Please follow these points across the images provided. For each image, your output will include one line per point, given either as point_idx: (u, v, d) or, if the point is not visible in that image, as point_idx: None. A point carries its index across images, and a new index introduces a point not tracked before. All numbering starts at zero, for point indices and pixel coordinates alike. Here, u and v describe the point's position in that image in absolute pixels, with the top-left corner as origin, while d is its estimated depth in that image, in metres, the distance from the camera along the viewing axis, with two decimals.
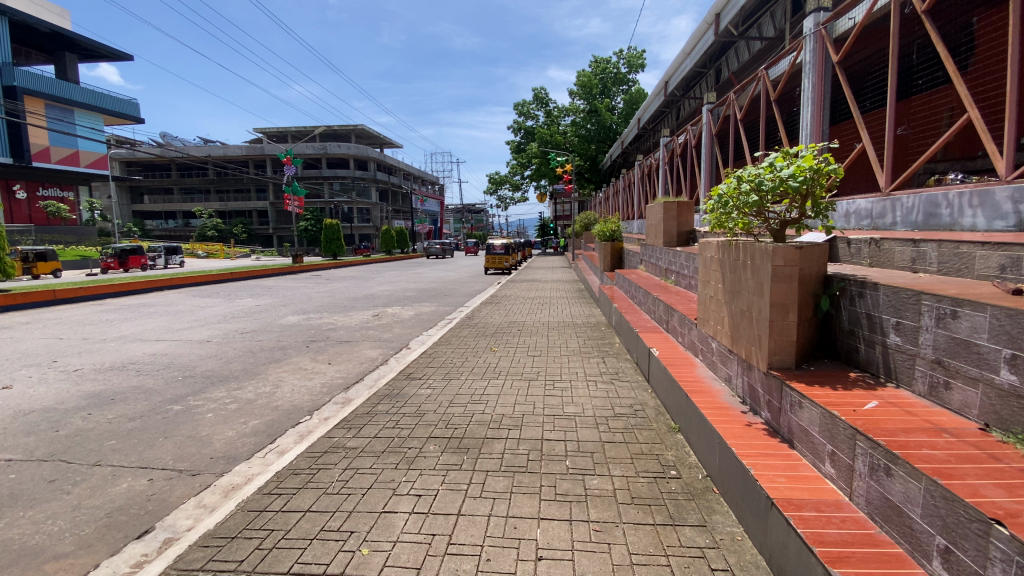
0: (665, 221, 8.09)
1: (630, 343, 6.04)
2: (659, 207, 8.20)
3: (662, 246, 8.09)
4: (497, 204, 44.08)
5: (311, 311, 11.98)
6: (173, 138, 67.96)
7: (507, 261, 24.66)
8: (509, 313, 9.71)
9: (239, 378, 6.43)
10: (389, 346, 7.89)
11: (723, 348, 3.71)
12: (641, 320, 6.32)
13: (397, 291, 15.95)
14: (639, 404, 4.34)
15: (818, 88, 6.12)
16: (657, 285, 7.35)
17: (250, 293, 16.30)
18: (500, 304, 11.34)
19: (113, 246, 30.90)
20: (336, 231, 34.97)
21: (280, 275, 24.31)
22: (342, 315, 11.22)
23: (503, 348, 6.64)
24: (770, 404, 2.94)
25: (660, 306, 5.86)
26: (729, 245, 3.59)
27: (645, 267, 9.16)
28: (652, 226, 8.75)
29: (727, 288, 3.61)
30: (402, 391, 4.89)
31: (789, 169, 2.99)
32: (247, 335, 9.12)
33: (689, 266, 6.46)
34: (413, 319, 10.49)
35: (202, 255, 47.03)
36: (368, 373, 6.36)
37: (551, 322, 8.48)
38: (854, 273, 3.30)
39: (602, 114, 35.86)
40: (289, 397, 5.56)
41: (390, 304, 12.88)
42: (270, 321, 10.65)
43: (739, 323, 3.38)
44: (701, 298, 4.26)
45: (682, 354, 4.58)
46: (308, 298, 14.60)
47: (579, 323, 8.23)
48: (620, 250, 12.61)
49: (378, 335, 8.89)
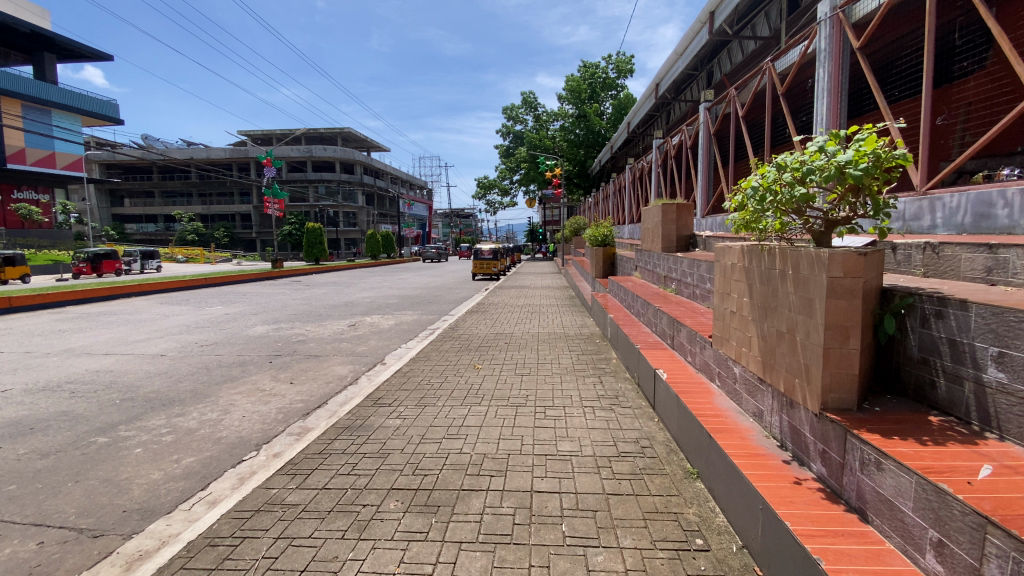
0: (662, 225, 7.42)
1: (629, 360, 5.37)
2: (657, 208, 7.55)
3: (660, 252, 7.46)
4: (485, 209, 43.46)
5: (284, 321, 11.14)
6: (153, 140, 66.34)
7: (494, 266, 23.91)
8: (495, 323, 9.00)
9: (185, 402, 5.60)
10: (361, 361, 7.12)
11: (751, 375, 3.05)
12: (641, 333, 5.65)
13: (378, 298, 15.12)
14: (646, 438, 3.65)
15: (835, 79, 5.56)
16: (656, 293, 6.71)
17: (221, 300, 15.36)
18: (486, 314, 10.60)
19: (86, 251, 29.60)
20: (319, 235, 33.95)
21: (260, 281, 23.35)
22: (315, 325, 10.40)
23: (487, 365, 5.91)
24: (827, 456, 2.28)
25: (664, 318, 5.20)
26: (758, 249, 2.93)
27: (641, 274, 8.53)
28: (649, 230, 8.13)
29: (756, 302, 2.95)
30: (367, 422, 4.16)
31: (848, 152, 2.32)
32: (206, 349, 8.26)
33: (693, 273, 5.81)
34: (391, 330, 9.73)
35: (182, 258, 45.61)
36: (334, 395, 5.59)
37: (540, 333, 7.77)
38: (916, 285, 2.69)
39: (592, 119, 35.52)
40: (237, 428, 4.76)
41: (369, 313, 12.09)
42: (236, 332, 9.80)
43: (775, 348, 2.71)
44: (717, 313, 3.60)
45: (693, 377, 3.91)
46: (282, 306, 13.74)
47: (571, 336, 7.55)
48: (612, 256, 11.99)
49: (352, 348, 8.10)
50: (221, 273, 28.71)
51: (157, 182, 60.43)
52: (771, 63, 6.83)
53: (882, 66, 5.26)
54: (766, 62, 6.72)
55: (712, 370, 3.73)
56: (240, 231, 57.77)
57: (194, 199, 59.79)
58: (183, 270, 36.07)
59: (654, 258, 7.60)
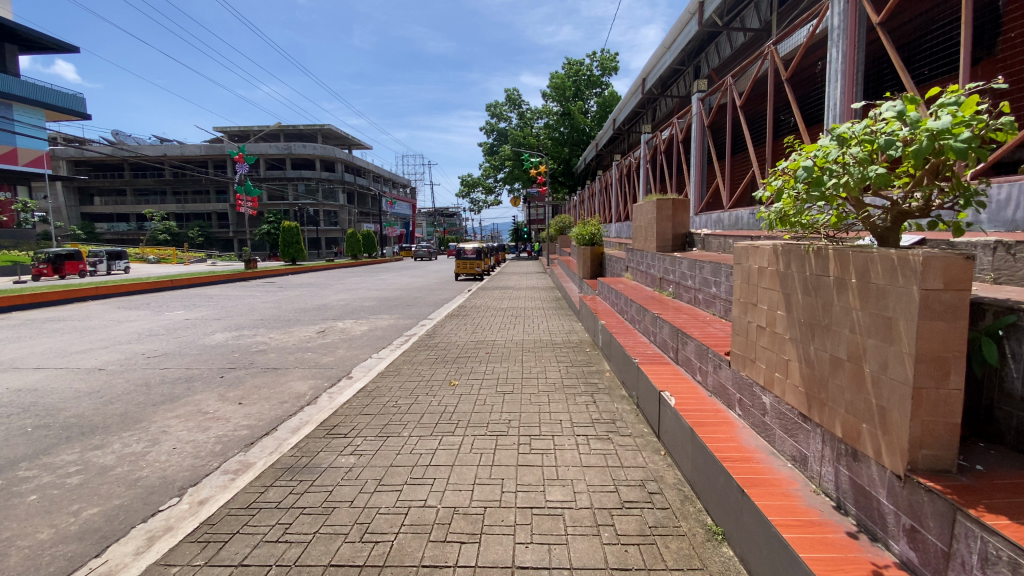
0: (657, 223, 6.81)
1: (625, 375, 4.72)
2: (651, 205, 6.92)
3: (654, 251, 6.83)
4: (469, 208, 42.71)
5: (247, 327, 10.25)
6: (124, 136, 64.09)
7: (478, 266, 23.16)
8: (476, 329, 8.29)
9: (109, 430, 4.78)
10: (325, 376, 6.34)
11: (789, 408, 2.43)
12: (639, 343, 5.02)
13: (353, 301, 14.29)
14: (653, 480, 3.00)
15: (851, 60, 4.96)
16: (651, 297, 6.09)
17: (184, 304, 14.33)
18: (467, 318, 9.87)
19: (47, 251, 28.04)
20: (296, 235, 32.75)
21: (230, 283, 22.24)
22: (281, 332, 9.56)
23: (465, 379, 5.20)
24: (918, 537, 1.63)
25: (665, 328, 4.57)
26: (800, 250, 2.30)
27: (632, 275, 7.92)
28: (641, 228, 7.51)
29: (798, 318, 2.32)
30: (315, 461, 3.44)
31: (943, 116, 1.66)
32: (151, 362, 7.38)
33: (695, 276, 5.19)
34: (363, 337, 8.96)
35: (153, 258, 43.80)
36: (287, 420, 4.82)
37: (525, 341, 7.08)
38: (1007, 297, 2.08)
39: (576, 116, 35.02)
40: (162, 466, 3.98)
41: (342, 317, 11.30)
42: (191, 340, 8.90)
43: (829, 380, 2.08)
44: (739, 328, 2.97)
45: (708, 402, 3.26)
46: (249, 310, 12.83)
47: (558, 343, 6.88)
48: (600, 256, 11.39)
49: (316, 359, 7.31)
50: (191, 274, 27.37)
51: (128, 180, 58.17)
52: (774, 45, 6.28)
53: (905, 44, 4.70)
54: (768, 44, 6.15)
55: (731, 394, 3.11)
56: (215, 230, 55.89)
57: (168, 197, 57.71)
58: (153, 271, 34.56)
59: (647, 258, 6.99)
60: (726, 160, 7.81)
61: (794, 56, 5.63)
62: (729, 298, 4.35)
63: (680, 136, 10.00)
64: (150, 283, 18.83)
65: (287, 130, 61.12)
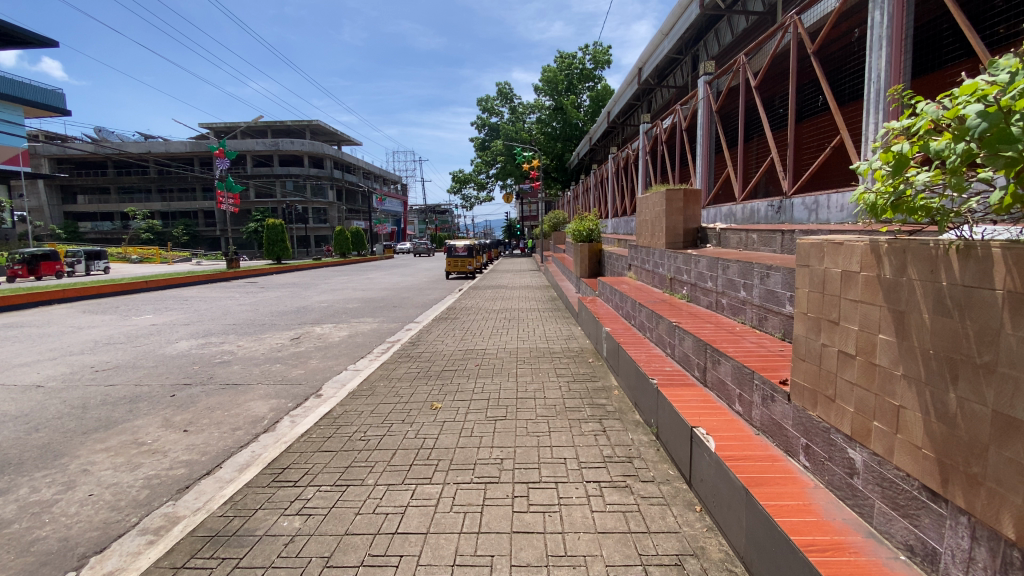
0: (666, 216, 5.96)
1: (638, 395, 3.98)
2: (659, 196, 6.17)
3: (664, 248, 5.99)
4: (460, 205, 41.82)
5: (216, 333, 9.36)
6: (106, 133, 62.37)
7: (469, 265, 22.35)
8: (465, 336, 7.50)
9: (20, 468, 3.94)
10: (290, 395, 5.50)
11: (903, 476, 1.74)
12: (653, 356, 4.27)
13: (335, 303, 13.40)
14: (692, 555, 2.28)
15: (898, 23, 4.33)
16: (662, 300, 5.36)
17: (153, 307, 13.33)
18: (456, 322, 9.06)
19: (20, 251, 26.74)
20: (281, 233, 31.62)
21: (209, 283, 21.21)
22: (251, 339, 8.69)
23: (448, 399, 4.41)
24: None
25: (687, 340, 3.83)
26: (928, 251, 1.58)
27: (636, 274, 7.20)
28: (646, 222, 6.77)
29: (922, 348, 1.61)
30: (250, 525, 2.65)
31: None
32: (98, 377, 6.50)
33: (716, 277, 4.48)
34: (341, 344, 8.12)
35: (135, 258, 42.43)
36: (234, 455, 4.01)
37: (519, 350, 6.28)
38: None
39: (569, 111, 34.28)
40: (68, 522, 3.17)
41: (322, 321, 10.46)
42: (149, 350, 7.99)
43: (991, 449, 1.39)
44: (805, 352, 2.25)
45: (757, 444, 2.56)
46: (222, 314, 11.90)
47: (557, 353, 6.11)
48: (599, 253, 10.64)
49: (284, 373, 6.47)
50: (171, 274, 26.25)
51: (109, 177, 56.48)
52: (797, 15, 5.56)
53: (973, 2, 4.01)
54: (793, 13, 5.45)
55: (791, 437, 2.40)
56: (201, 229, 54.49)
57: (152, 195, 56.23)
58: (133, 271, 33.33)
59: (654, 255, 6.24)
60: (739, 148, 7.11)
61: (825, 23, 4.93)
62: (765, 306, 3.63)
63: (684, 124, 9.25)
64: (123, 284, 17.73)
65: (274, 125, 59.79)
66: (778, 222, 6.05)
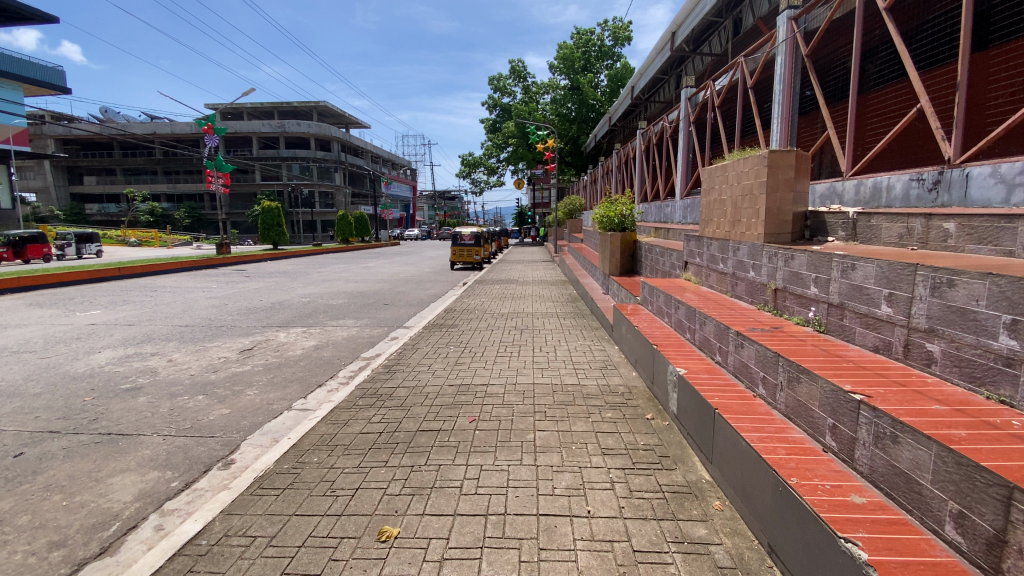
0: (766, 194, 3.87)
1: (786, 537, 1.99)
2: (751, 165, 4.10)
3: (762, 241, 3.91)
4: (471, 190, 39.68)
5: (154, 340, 7.41)
6: (113, 113, 61.10)
7: (475, 255, 20.37)
8: (463, 355, 5.49)
9: None
10: (180, 464, 3.54)
11: None
12: (796, 450, 2.26)
13: (318, 298, 11.45)
14: None
15: None
16: (769, 326, 3.32)
17: (109, 301, 11.46)
18: (453, 331, 7.04)
19: (5, 233, 25.14)
20: (277, 216, 29.76)
21: (193, 270, 19.43)
22: (190, 350, 6.71)
23: (409, 513, 2.46)
24: None
25: (902, 444, 1.81)
26: None
27: (700, 276, 5.15)
28: (721, 203, 4.69)
29: None
30: None
31: None
32: None
33: (908, 299, 2.42)
34: (301, 362, 6.14)
35: (133, 242, 40.72)
36: None
37: (535, 384, 4.24)
38: None
39: (586, 90, 31.94)
40: None
41: (292, 323, 8.49)
42: (48, 368, 6.05)
43: None
44: None
45: None
46: (179, 311, 9.97)
47: (593, 393, 4.10)
48: (633, 244, 8.54)
49: (200, 413, 4.51)
50: (161, 259, 24.54)
51: (111, 158, 54.81)
52: None
53: None
54: None
55: None
56: (205, 212, 52.95)
57: (155, 176, 54.55)
58: (129, 254, 31.73)
59: (740, 251, 4.19)
60: (849, 104, 5.04)
61: None
62: None
63: (752, 80, 7.14)
64: (91, 271, 15.77)
65: (279, 106, 57.75)
66: (935, 204, 4.01)
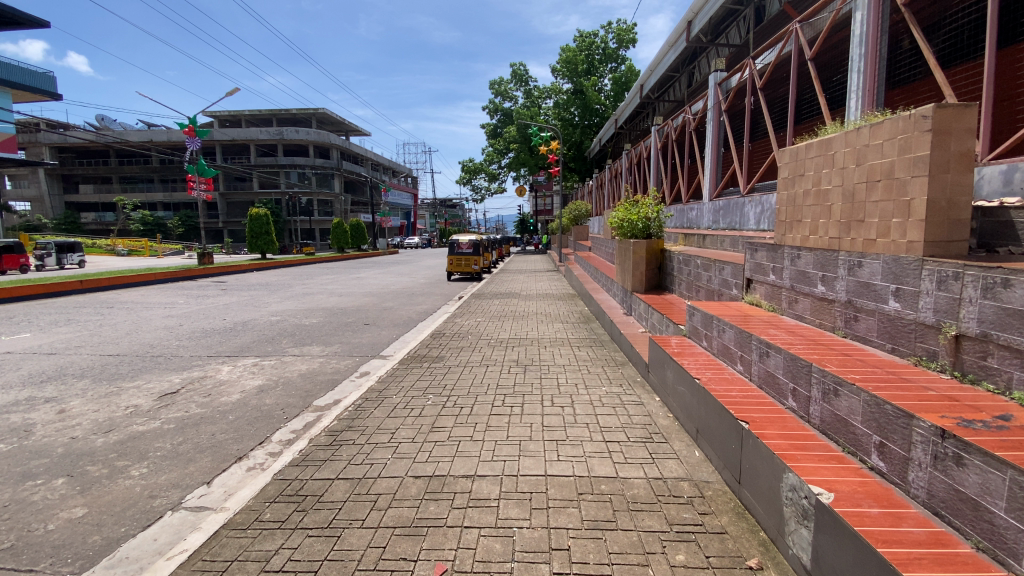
0: (929, 177, 2.36)
1: None
2: (889, 135, 2.58)
3: (920, 252, 2.39)
4: (471, 197, 38.29)
5: (63, 378, 5.86)
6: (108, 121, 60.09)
7: (473, 265, 18.89)
8: (446, 410, 3.95)
9: None
10: None
11: None
12: None
13: (288, 317, 9.89)
14: None
15: None
16: (989, 414, 1.78)
17: (50, 321, 9.92)
18: (437, 367, 5.50)
19: None
20: (267, 224, 28.33)
21: (168, 284, 17.91)
22: (97, 395, 5.17)
23: None
24: None
25: None
26: None
27: (780, 302, 3.62)
28: (823, 197, 3.16)
29: None
30: None
31: None
32: None
33: None
34: (233, 412, 4.62)
35: (122, 251, 39.27)
36: None
37: (548, 481, 2.70)
38: None
39: (590, 94, 30.58)
40: None
41: (244, 352, 6.94)
42: None
43: None
44: None
45: None
46: (118, 335, 8.41)
47: (643, 497, 2.55)
48: (660, 254, 6.99)
49: (42, 515, 2.97)
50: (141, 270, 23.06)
51: (105, 166, 53.64)
52: None
53: None
54: None
55: None
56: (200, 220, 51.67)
57: (150, 184, 53.37)
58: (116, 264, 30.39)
59: (868, 269, 2.68)
60: (987, 59, 3.55)
61: None
62: None
63: (812, 50, 5.64)
64: (50, 286, 14.25)
65: (275, 113, 56.64)
66: None
